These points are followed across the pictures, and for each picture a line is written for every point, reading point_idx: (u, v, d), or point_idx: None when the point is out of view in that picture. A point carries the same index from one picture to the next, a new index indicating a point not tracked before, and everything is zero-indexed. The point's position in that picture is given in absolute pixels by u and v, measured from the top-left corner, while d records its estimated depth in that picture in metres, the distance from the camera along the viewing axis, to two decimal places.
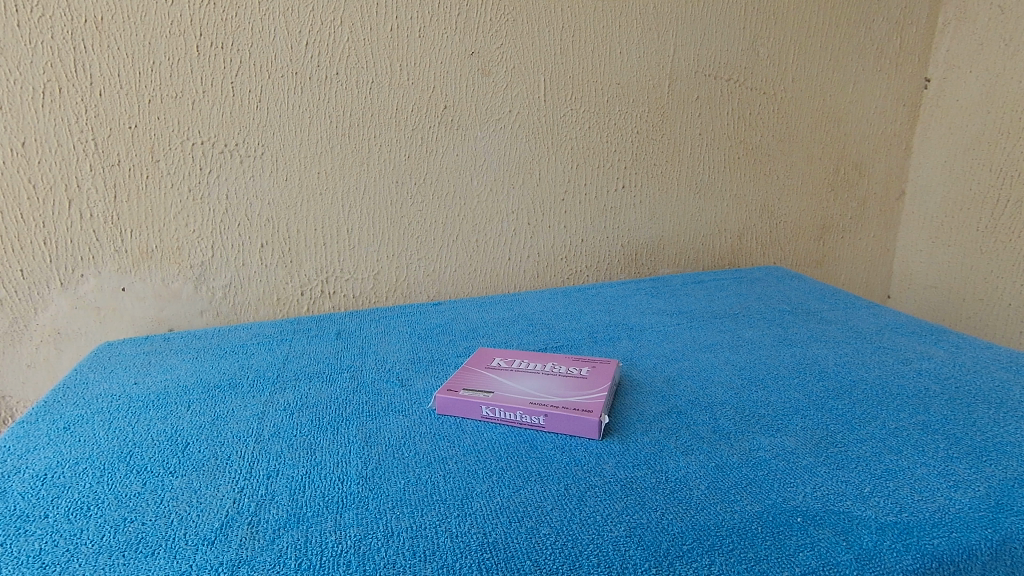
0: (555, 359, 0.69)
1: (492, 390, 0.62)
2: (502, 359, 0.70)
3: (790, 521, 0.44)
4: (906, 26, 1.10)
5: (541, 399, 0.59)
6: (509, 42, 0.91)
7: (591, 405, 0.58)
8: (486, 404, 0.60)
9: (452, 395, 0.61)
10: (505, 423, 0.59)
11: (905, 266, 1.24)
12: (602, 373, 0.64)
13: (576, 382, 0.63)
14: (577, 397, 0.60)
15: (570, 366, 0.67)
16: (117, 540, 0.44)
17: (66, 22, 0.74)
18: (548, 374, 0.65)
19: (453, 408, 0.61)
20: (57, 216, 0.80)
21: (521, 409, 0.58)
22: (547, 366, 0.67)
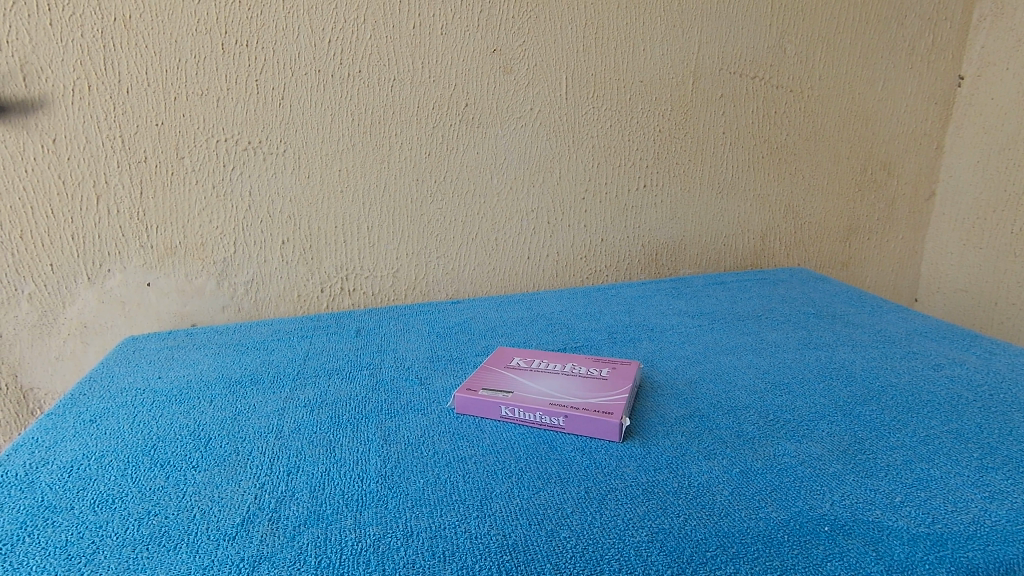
0: (574, 359, 0.69)
1: (511, 390, 0.61)
2: (521, 358, 0.70)
3: (818, 530, 0.43)
4: (940, 22, 1.07)
5: (561, 400, 0.59)
6: (532, 40, 0.91)
7: (612, 406, 0.57)
8: (505, 404, 0.59)
9: (472, 394, 0.61)
10: (525, 424, 0.59)
11: (934, 269, 1.20)
12: (622, 374, 0.64)
13: (597, 383, 0.62)
14: (597, 398, 0.59)
15: (590, 367, 0.67)
16: (141, 533, 0.44)
17: (96, 21, 0.75)
18: (568, 374, 0.65)
19: (471, 407, 0.61)
20: (85, 212, 0.81)
21: (540, 409, 0.58)
22: (567, 366, 0.67)
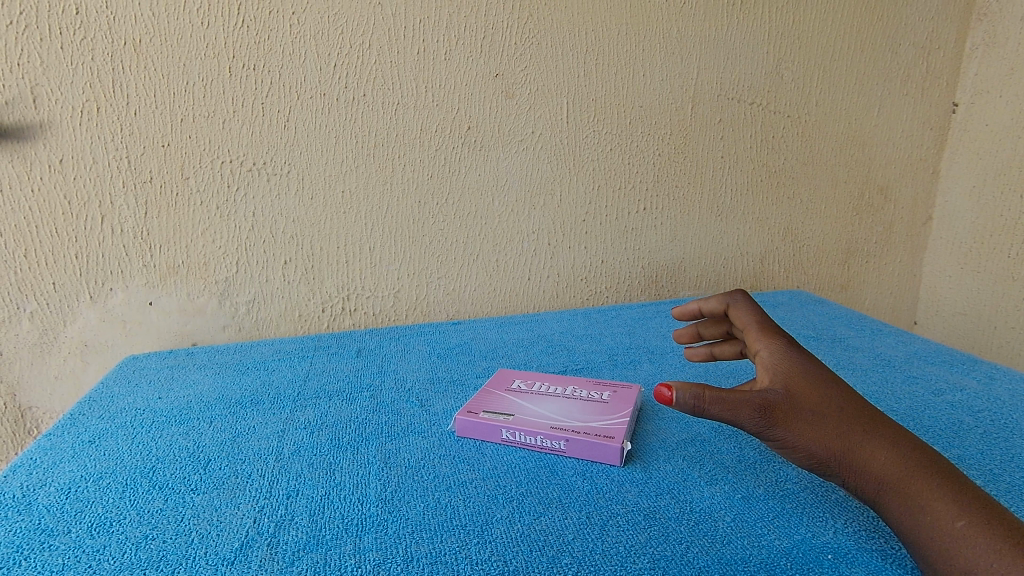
0: (574, 380, 0.69)
1: (512, 413, 0.61)
2: (521, 381, 0.69)
3: (821, 558, 0.43)
4: (933, 51, 1.09)
5: (562, 423, 0.59)
6: (534, 65, 0.92)
7: (613, 429, 0.57)
8: (506, 427, 0.59)
9: (473, 417, 0.61)
10: (526, 447, 0.59)
11: (932, 291, 1.21)
12: (623, 398, 0.64)
13: (598, 406, 0.62)
14: (598, 422, 0.59)
15: (590, 388, 0.67)
16: (139, 557, 0.44)
17: (107, 44, 0.77)
18: (569, 397, 0.64)
19: (472, 430, 0.60)
20: (90, 231, 0.82)
21: (541, 433, 0.57)
22: (568, 389, 0.67)
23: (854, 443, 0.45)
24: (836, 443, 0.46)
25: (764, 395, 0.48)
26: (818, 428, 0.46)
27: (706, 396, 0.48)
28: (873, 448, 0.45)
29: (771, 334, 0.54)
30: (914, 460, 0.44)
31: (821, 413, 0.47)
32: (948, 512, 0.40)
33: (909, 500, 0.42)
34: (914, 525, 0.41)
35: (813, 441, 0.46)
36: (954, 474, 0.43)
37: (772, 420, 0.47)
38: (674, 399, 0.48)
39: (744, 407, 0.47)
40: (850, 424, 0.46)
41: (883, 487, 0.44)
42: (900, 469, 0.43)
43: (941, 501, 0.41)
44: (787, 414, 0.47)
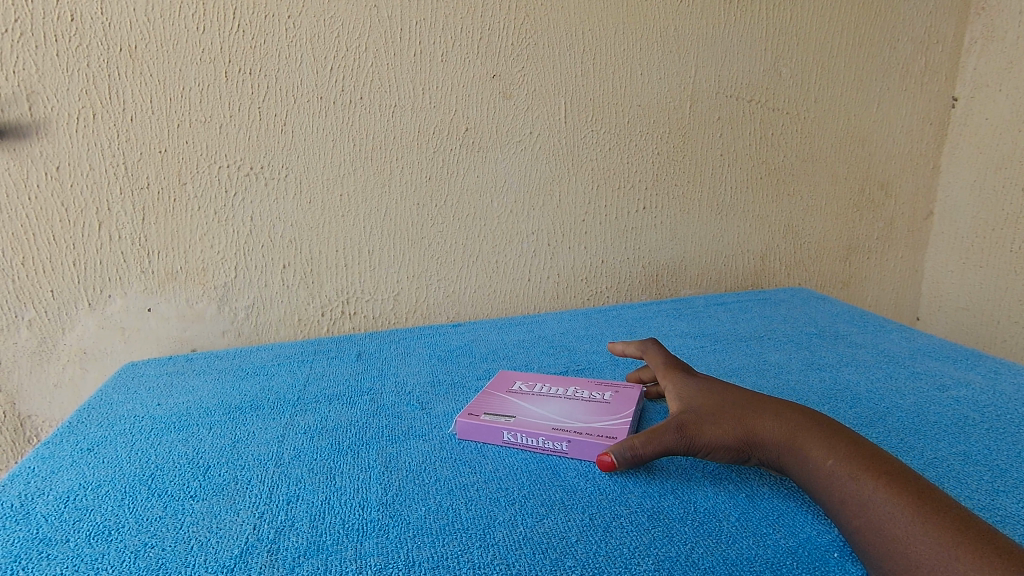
0: (576, 381, 0.69)
1: (514, 415, 0.61)
2: (523, 382, 0.69)
3: (827, 557, 0.43)
4: (932, 45, 1.09)
5: (564, 424, 0.58)
6: (531, 65, 0.92)
7: (616, 430, 0.57)
8: (507, 429, 0.58)
9: (474, 420, 0.60)
10: (528, 449, 0.58)
11: (934, 286, 1.20)
12: (625, 399, 0.63)
13: (600, 406, 0.62)
14: (601, 423, 0.58)
15: (592, 389, 0.66)
16: (137, 566, 0.43)
17: (103, 50, 0.76)
18: (571, 398, 0.64)
19: (473, 433, 0.60)
20: (88, 238, 0.81)
21: (543, 435, 0.57)
22: (569, 390, 0.66)
23: (751, 423, 0.52)
24: (740, 430, 0.51)
25: (676, 416, 0.53)
26: (722, 423, 0.52)
27: (637, 444, 0.51)
28: (763, 420, 0.51)
29: (671, 372, 0.63)
30: (798, 421, 0.50)
31: (719, 411, 0.53)
32: (824, 456, 0.47)
33: (797, 454, 0.49)
34: (808, 474, 0.47)
35: (724, 436, 0.51)
36: (829, 425, 0.50)
37: (688, 434, 0.52)
38: (616, 463, 0.51)
39: (664, 430, 0.52)
40: (742, 408, 0.53)
41: (779, 449, 0.50)
42: (787, 431, 0.50)
43: (819, 448, 0.47)
44: (697, 423, 0.52)
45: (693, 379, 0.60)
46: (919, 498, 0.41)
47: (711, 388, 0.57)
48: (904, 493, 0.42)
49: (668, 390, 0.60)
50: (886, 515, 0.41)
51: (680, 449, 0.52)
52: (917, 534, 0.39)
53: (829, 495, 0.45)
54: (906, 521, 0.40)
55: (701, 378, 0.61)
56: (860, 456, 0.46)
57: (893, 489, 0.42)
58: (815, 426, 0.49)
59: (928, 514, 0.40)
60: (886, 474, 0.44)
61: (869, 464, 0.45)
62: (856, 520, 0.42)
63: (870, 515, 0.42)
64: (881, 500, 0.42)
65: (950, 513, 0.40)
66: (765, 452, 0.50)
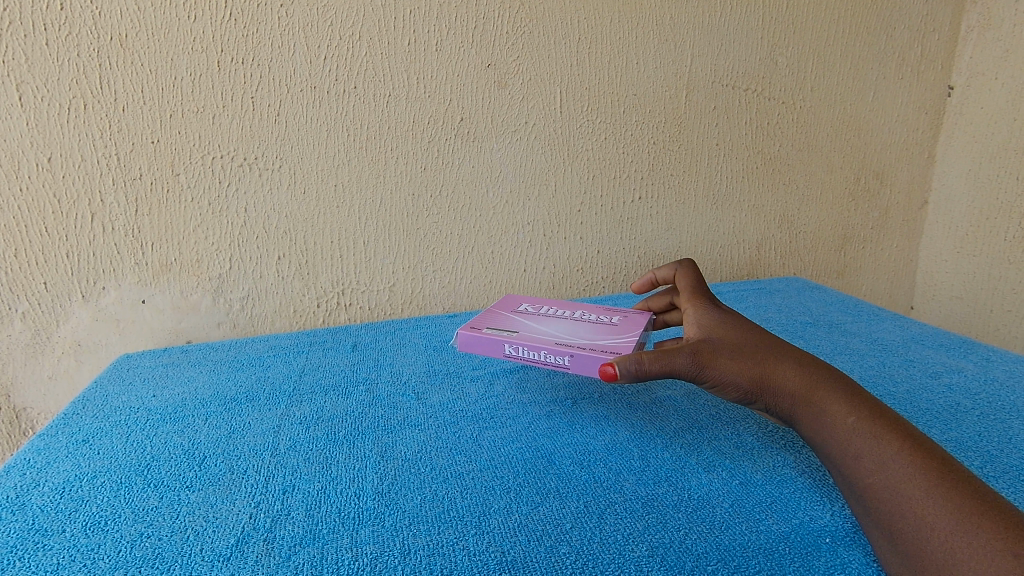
0: (583, 314, 0.68)
1: (516, 333, 0.60)
2: (528, 312, 0.69)
3: (819, 542, 0.43)
4: (928, 33, 1.09)
5: (566, 342, 0.57)
6: (526, 54, 0.91)
7: (618, 349, 0.56)
8: (509, 342, 0.58)
9: (477, 333, 0.60)
10: (528, 363, 0.57)
11: (928, 276, 1.21)
12: (630, 328, 0.62)
13: (604, 333, 0.61)
14: (603, 344, 0.57)
15: (598, 320, 0.66)
16: (134, 555, 0.44)
17: (92, 40, 0.75)
18: (575, 326, 0.63)
19: (475, 345, 0.60)
20: (81, 230, 0.81)
21: (545, 348, 0.56)
22: (574, 320, 0.65)
23: (771, 368, 0.51)
24: (756, 372, 0.51)
25: (692, 343, 0.53)
26: (740, 360, 0.52)
27: (645, 358, 0.51)
28: (785, 369, 0.51)
29: (699, 299, 0.62)
30: (821, 376, 0.50)
31: (739, 349, 0.53)
32: (844, 414, 0.47)
33: (815, 407, 0.49)
34: (822, 427, 0.48)
35: (738, 374, 0.51)
36: (852, 385, 0.50)
37: (701, 363, 0.52)
38: (619, 375, 0.50)
39: (677, 353, 0.52)
40: (765, 352, 0.52)
41: (794, 399, 0.50)
42: (808, 383, 0.50)
43: (840, 405, 0.48)
44: (713, 354, 0.52)
45: (717, 312, 0.59)
46: (938, 464, 0.41)
47: (734, 327, 0.56)
48: (924, 458, 0.42)
49: (689, 319, 0.59)
50: (904, 477, 0.41)
51: (689, 375, 0.52)
52: (935, 499, 0.39)
53: (845, 452, 0.46)
54: (923, 484, 0.40)
55: (725, 310, 0.60)
56: (882, 418, 0.46)
57: (913, 453, 0.42)
58: (837, 383, 0.49)
59: (947, 480, 0.40)
60: (907, 438, 0.44)
61: (890, 427, 0.45)
62: (870, 478, 0.43)
63: (886, 475, 0.42)
64: (901, 463, 0.42)
65: (969, 482, 0.40)
66: (779, 399, 0.51)
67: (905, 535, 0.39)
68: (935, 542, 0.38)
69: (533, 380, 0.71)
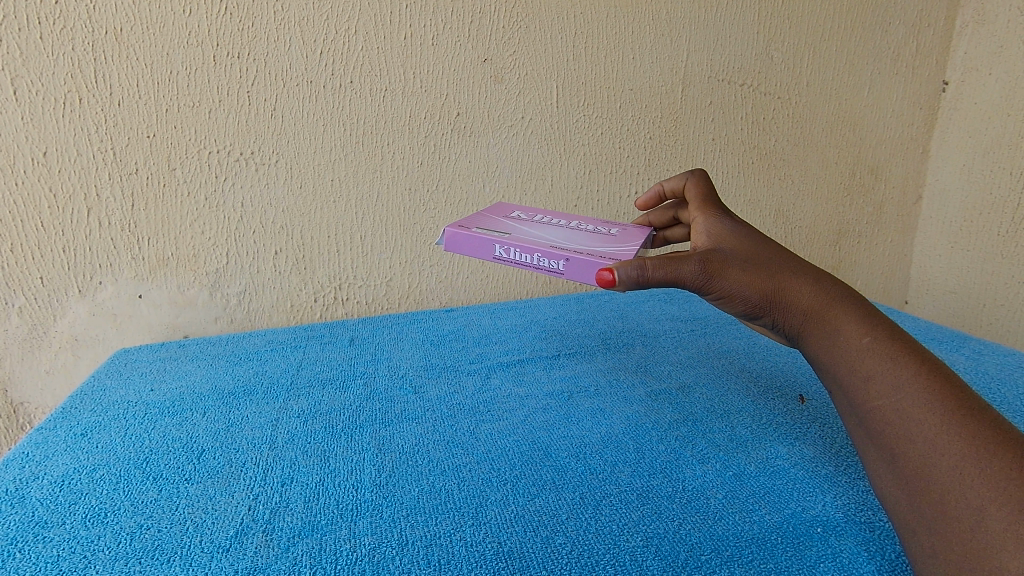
0: (581, 226, 0.67)
1: (508, 234, 0.60)
2: (521, 218, 0.68)
3: (811, 532, 0.44)
4: (923, 28, 1.09)
5: (561, 246, 0.56)
6: (522, 49, 0.91)
7: (615, 255, 0.55)
8: (500, 243, 0.57)
9: (467, 233, 0.59)
10: (519, 265, 0.57)
11: (922, 270, 1.22)
12: (627, 239, 0.61)
13: (601, 240, 0.60)
14: (599, 250, 0.56)
15: (595, 231, 0.64)
16: (134, 547, 0.44)
17: (87, 33, 0.75)
18: (570, 232, 0.62)
19: (465, 245, 0.59)
20: (77, 224, 0.81)
21: (539, 251, 0.55)
22: (569, 228, 0.64)
23: (785, 282, 0.49)
24: (767, 285, 0.49)
25: (703, 252, 0.50)
26: (752, 272, 0.50)
27: (649, 265, 0.48)
28: (800, 283, 0.49)
29: (710, 208, 0.59)
30: (838, 294, 0.48)
31: (753, 261, 0.50)
32: (859, 332, 0.45)
33: (826, 324, 0.47)
34: (832, 344, 0.46)
35: (748, 285, 0.49)
36: (869, 306, 0.47)
37: (710, 273, 0.49)
38: (617, 281, 0.48)
39: (686, 261, 0.49)
40: (779, 266, 0.50)
41: (805, 314, 0.48)
42: (823, 300, 0.48)
43: (855, 324, 0.46)
44: (723, 264, 0.50)
45: (733, 223, 0.56)
46: (953, 390, 0.41)
47: (747, 237, 0.53)
48: (939, 383, 0.41)
49: (700, 228, 0.57)
50: (918, 400, 0.41)
51: (695, 284, 0.49)
52: (948, 424, 0.39)
53: (854, 371, 0.44)
54: (937, 410, 0.40)
55: (741, 222, 0.56)
56: (897, 338, 0.44)
57: (929, 377, 0.41)
58: (853, 299, 0.47)
59: (961, 406, 0.40)
60: (924, 362, 0.42)
61: (907, 349, 0.43)
62: (879, 399, 0.42)
63: (899, 397, 0.41)
64: (915, 386, 0.41)
65: (983, 411, 0.39)
66: (788, 314, 0.49)
67: (910, 463, 0.40)
68: (945, 467, 0.38)
69: (530, 374, 0.71)
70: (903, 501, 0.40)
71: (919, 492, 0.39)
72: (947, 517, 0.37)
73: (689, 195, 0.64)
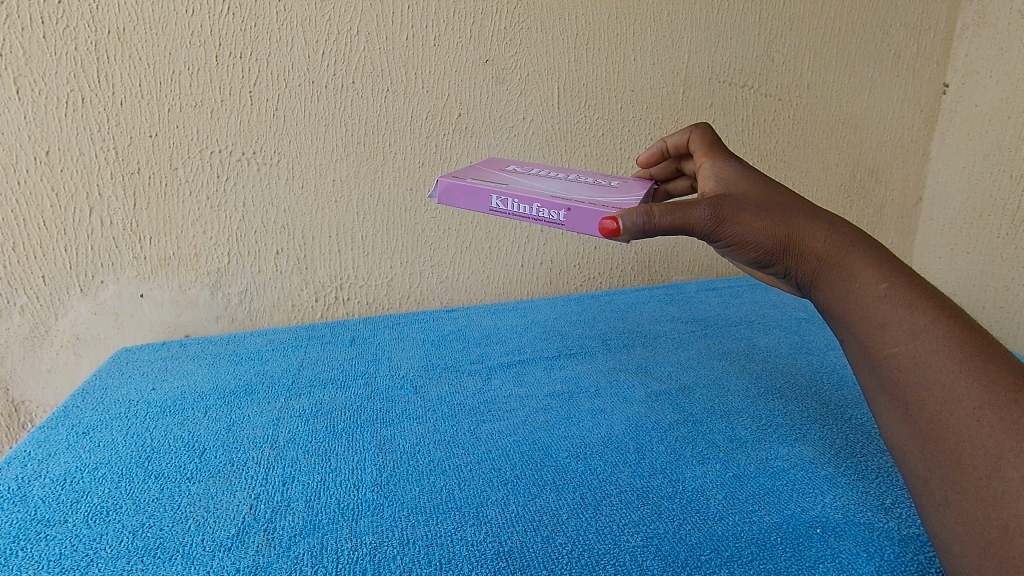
0: (578, 178, 0.66)
1: (504, 185, 0.59)
2: (513, 171, 0.67)
3: (811, 532, 0.44)
4: (924, 31, 1.09)
5: (560, 196, 0.56)
6: (524, 50, 0.92)
7: (615, 204, 0.54)
8: (496, 193, 0.56)
9: (460, 183, 0.58)
10: (517, 216, 0.56)
11: (922, 272, 1.22)
12: (624, 190, 0.61)
13: (599, 191, 0.60)
14: (599, 200, 0.56)
15: (593, 183, 0.64)
16: (136, 545, 0.44)
17: (91, 33, 0.75)
18: (566, 184, 0.62)
19: (459, 195, 0.58)
20: (79, 223, 0.81)
21: (538, 201, 0.55)
22: (564, 180, 0.64)
23: (798, 228, 0.48)
24: (780, 231, 0.48)
25: (713, 196, 0.49)
26: (763, 218, 0.49)
27: (656, 212, 0.47)
28: (814, 229, 0.48)
29: (718, 154, 0.59)
30: (851, 240, 0.47)
31: (765, 206, 0.50)
32: (875, 280, 0.45)
33: (840, 271, 0.47)
34: (846, 291, 0.46)
35: (760, 232, 0.48)
36: (883, 251, 0.47)
37: (721, 218, 0.49)
38: (621, 231, 0.47)
39: (695, 206, 0.48)
40: (791, 211, 0.49)
41: (818, 262, 0.48)
42: (837, 246, 0.47)
43: (871, 271, 0.45)
44: (734, 210, 0.49)
45: (743, 169, 0.55)
46: (970, 336, 0.41)
47: (757, 183, 0.52)
48: (955, 329, 0.41)
49: (709, 174, 0.56)
50: (935, 349, 0.41)
51: (704, 230, 0.49)
52: (963, 371, 0.40)
53: (869, 319, 0.44)
54: (954, 356, 0.40)
55: (751, 168, 0.56)
56: (913, 285, 0.44)
57: (947, 323, 0.42)
58: (867, 245, 0.47)
59: (977, 354, 0.40)
60: (941, 307, 0.43)
61: (924, 294, 0.43)
62: (895, 346, 0.42)
63: (915, 345, 0.42)
64: (932, 334, 0.41)
65: (999, 355, 0.40)
66: (801, 262, 0.48)
67: (926, 411, 0.40)
68: (961, 416, 0.39)
69: (530, 374, 0.71)
70: (916, 452, 0.41)
71: (934, 440, 0.40)
72: (962, 467, 0.38)
73: (694, 145, 0.64)
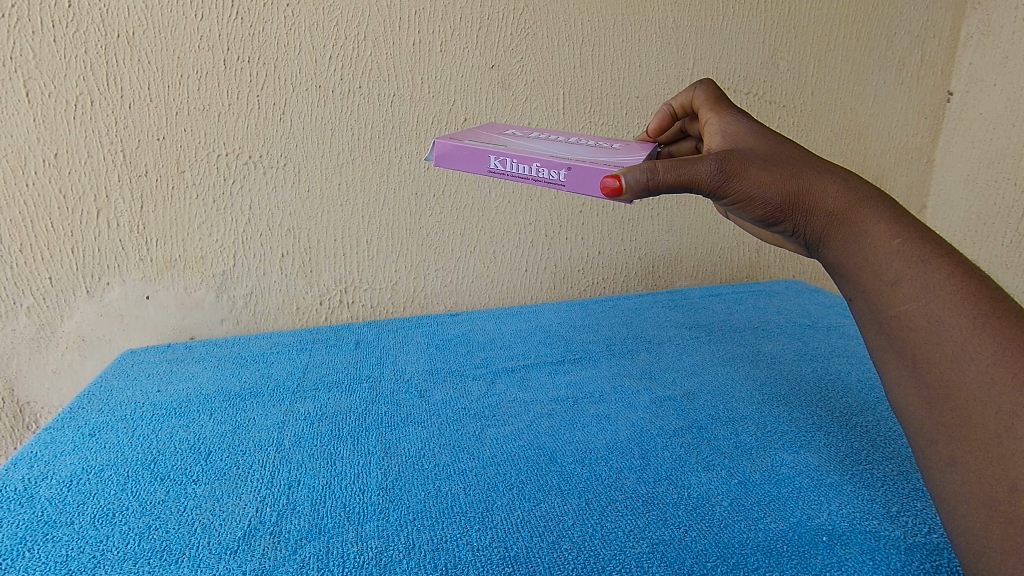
0: (578, 141, 0.66)
1: (502, 146, 0.59)
2: (511, 133, 0.67)
3: (816, 540, 0.44)
4: (929, 39, 1.09)
5: (560, 157, 0.56)
6: (530, 55, 0.92)
7: (616, 164, 0.55)
8: (495, 154, 0.56)
9: (458, 144, 0.58)
10: (514, 177, 0.56)
11: None
12: (627, 151, 0.61)
13: (601, 152, 0.60)
14: (600, 160, 0.56)
15: (595, 145, 0.64)
16: (142, 547, 0.44)
17: (100, 37, 0.76)
18: (567, 146, 0.62)
19: (456, 157, 0.58)
20: (86, 225, 0.82)
21: (537, 161, 0.55)
22: (565, 142, 0.64)
23: (809, 183, 0.48)
24: (790, 186, 0.48)
25: (720, 151, 0.49)
26: (772, 173, 0.48)
27: (659, 168, 0.47)
28: (825, 184, 0.47)
29: (724, 109, 0.59)
30: (864, 195, 0.47)
31: (774, 161, 0.49)
32: (888, 236, 0.44)
33: (851, 227, 0.46)
34: (858, 248, 0.45)
35: (768, 186, 0.48)
36: (896, 206, 0.46)
37: (727, 173, 0.48)
38: (624, 189, 0.48)
39: (700, 160, 0.48)
40: (802, 166, 0.48)
41: (829, 218, 0.47)
42: (849, 201, 0.46)
43: (883, 227, 0.45)
44: (742, 164, 0.48)
45: (752, 125, 0.54)
46: (983, 293, 0.41)
47: (765, 138, 0.52)
48: (968, 285, 0.41)
49: (717, 130, 0.56)
50: (947, 305, 0.41)
51: (710, 185, 0.48)
52: (974, 328, 0.40)
53: (879, 276, 0.44)
54: (967, 314, 0.40)
55: (759, 123, 0.55)
56: (926, 241, 0.43)
57: (961, 281, 0.41)
58: (880, 202, 0.46)
59: (989, 313, 0.40)
60: (955, 264, 0.42)
61: (938, 250, 0.43)
62: (906, 305, 0.42)
63: (927, 302, 0.41)
64: (945, 290, 0.41)
65: (1013, 314, 0.40)
66: (812, 218, 0.47)
67: (935, 371, 0.40)
68: (971, 376, 0.39)
69: (535, 379, 0.71)
70: (920, 412, 0.41)
71: (943, 401, 0.40)
72: (969, 456, 0.38)
73: (698, 103, 0.64)
